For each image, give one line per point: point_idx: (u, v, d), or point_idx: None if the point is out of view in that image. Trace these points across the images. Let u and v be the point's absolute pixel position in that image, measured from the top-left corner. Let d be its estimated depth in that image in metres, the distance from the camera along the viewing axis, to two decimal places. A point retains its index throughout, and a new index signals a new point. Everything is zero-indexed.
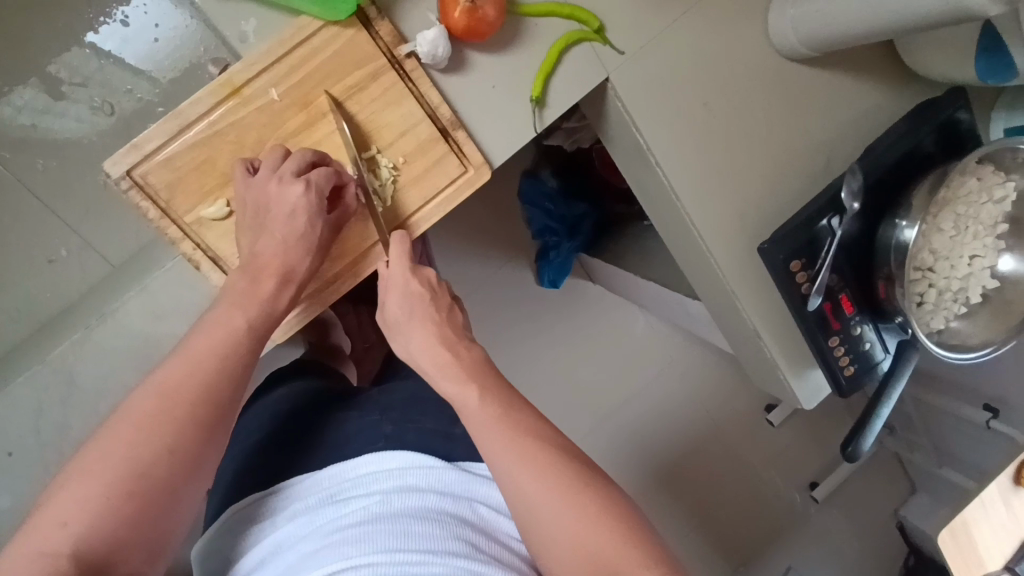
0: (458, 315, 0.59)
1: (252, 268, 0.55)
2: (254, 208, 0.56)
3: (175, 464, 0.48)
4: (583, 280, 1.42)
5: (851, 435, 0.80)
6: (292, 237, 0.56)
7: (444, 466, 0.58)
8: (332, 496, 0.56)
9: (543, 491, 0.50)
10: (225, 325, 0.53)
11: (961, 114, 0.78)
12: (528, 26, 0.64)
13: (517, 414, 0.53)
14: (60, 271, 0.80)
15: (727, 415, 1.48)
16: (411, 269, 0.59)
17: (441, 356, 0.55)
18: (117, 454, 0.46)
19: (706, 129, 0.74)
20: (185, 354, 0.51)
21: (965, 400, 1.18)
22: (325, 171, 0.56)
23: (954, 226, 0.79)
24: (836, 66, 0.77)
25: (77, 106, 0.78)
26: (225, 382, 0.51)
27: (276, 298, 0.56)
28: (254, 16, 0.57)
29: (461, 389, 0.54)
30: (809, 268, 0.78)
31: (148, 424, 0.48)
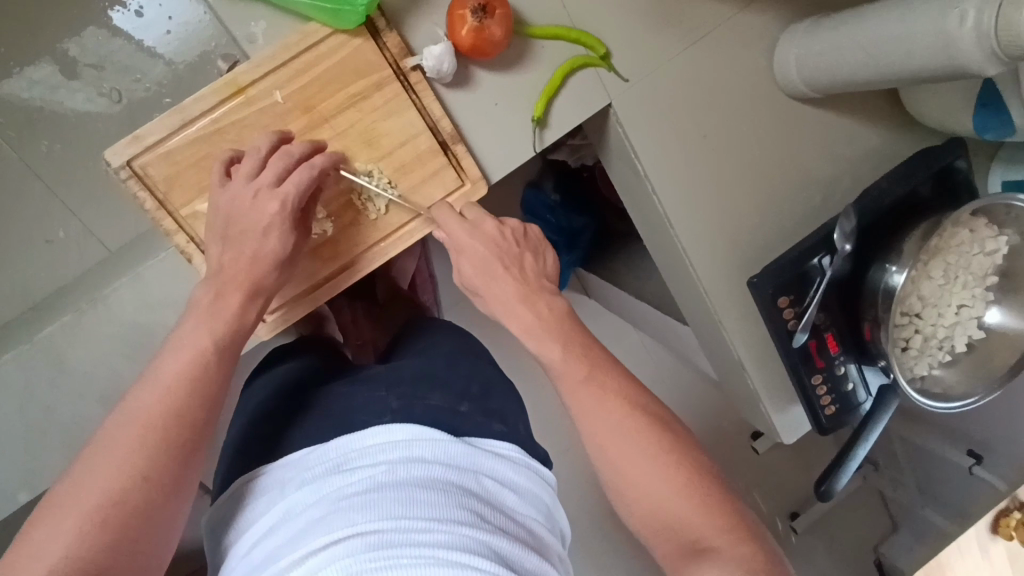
0: (529, 260, 0.62)
1: (219, 279, 0.54)
2: (221, 215, 0.55)
3: (153, 492, 0.45)
4: (581, 294, 1.48)
5: (828, 470, 0.79)
6: (262, 251, 0.55)
7: (451, 440, 0.57)
8: (338, 465, 0.55)
9: (627, 448, 0.52)
10: (191, 345, 0.51)
11: (958, 163, 0.78)
12: (534, 47, 0.65)
13: (605, 377, 0.56)
14: (56, 253, 0.82)
15: (712, 440, 1.48)
16: (473, 228, 0.61)
17: (521, 314, 0.59)
18: (93, 486, 0.43)
19: (703, 162, 0.75)
20: (161, 381, 0.49)
21: (951, 440, 1.18)
22: (303, 174, 0.56)
23: (943, 275, 0.80)
24: (838, 107, 0.78)
25: (85, 89, 0.79)
26: (199, 402, 0.49)
27: (245, 314, 0.55)
28: (264, 18, 0.58)
29: (544, 347, 0.57)
30: (797, 305, 0.79)
31: (123, 453, 0.45)
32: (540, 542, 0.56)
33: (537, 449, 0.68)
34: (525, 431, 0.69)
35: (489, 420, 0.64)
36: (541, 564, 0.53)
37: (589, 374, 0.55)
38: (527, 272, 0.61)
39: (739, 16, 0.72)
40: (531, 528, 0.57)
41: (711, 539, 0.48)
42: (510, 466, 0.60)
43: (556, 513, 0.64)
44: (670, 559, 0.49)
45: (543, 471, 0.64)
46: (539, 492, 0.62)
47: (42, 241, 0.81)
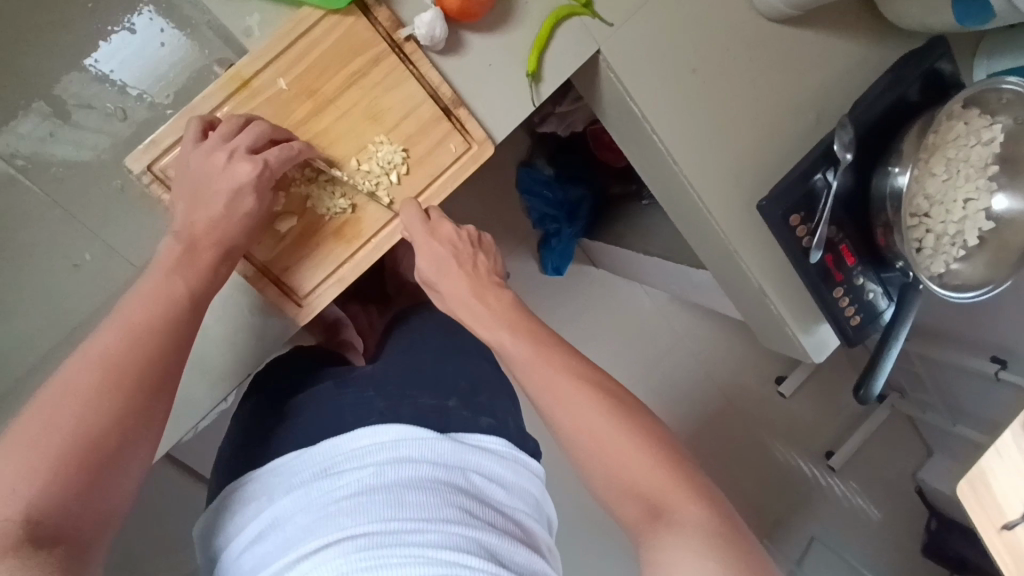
0: (482, 261, 0.69)
1: (186, 238, 0.57)
2: (199, 175, 0.57)
3: (127, 433, 0.48)
4: (587, 265, 1.46)
5: (863, 377, 0.81)
6: (233, 214, 0.58)
7: (439, 436, 0.58)
8: (326, 470, 0.55)
9: (583, 424, 0.57)
10: (162, 295, 0.54)
11: (943, 63, 0.80)
12: (519, 4, 0.67)
13: (560, 356, 0.61)
14: None
15: (737, 388, 1.52)
16: (429, 230, 0.65)
17: (473, 306, 0.66)
18: (63, 424, 0.46)
19: (696, 96, 0.76)
20: (126, 326, 0.52)
21: (972, 351, 1.19)
22: (281, 149, 0.58)
23: (946, 170, 0.82)
24: (820, 24, 0.80)
25: (89, 118, 0.73)
26: (169, 353, 0.53)
27: (215, 275, 0.58)
28: (258, 12, 0.59)
29: (495, 334, 0.64)
30: (809, 222, 0.81)
31: (95, 391, 0.48)
32: (528, 534, 0.57)
33: (527, 441, 0.69)
34: (515, 425, 0.69)
35: (477, 415, 0.65)
36: (530, 557, 0.54)
37: (537, 356, 0.61)
38: (480, 268, 0.68)
39: None
40: (521, 520, 0.58)
41: (670, 503, 0.53)
42: (500, 460, 0.61)
43: (544, 506, 0.65)
44: (637, 522, 0.54)
45: (531, 462, 0.65)
46: (527, 485, 0.62)
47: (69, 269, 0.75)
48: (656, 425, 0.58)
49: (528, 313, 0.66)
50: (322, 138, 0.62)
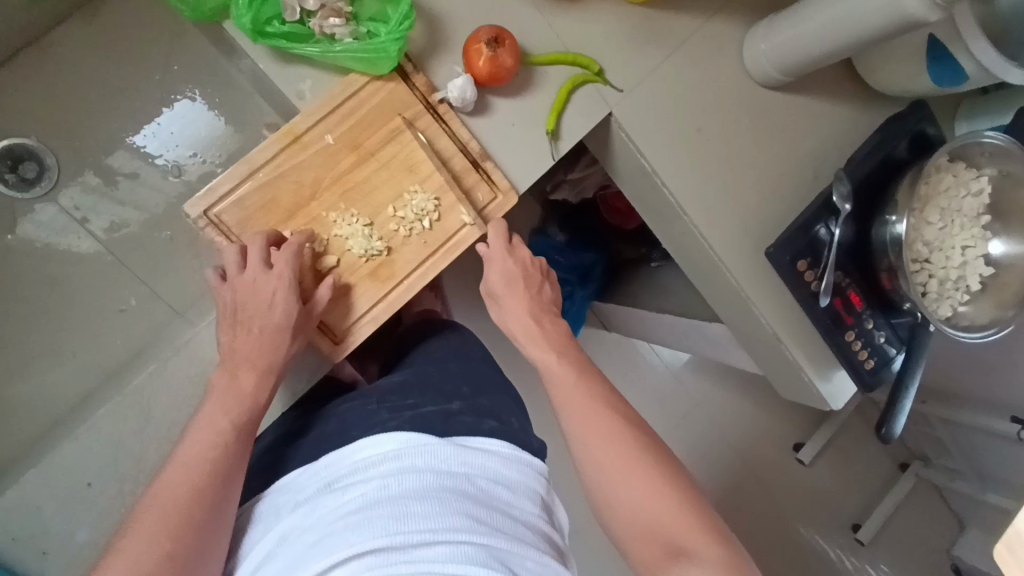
0: (547, 291, 0.73)
1: (233, 362, 0.61)
2: (231, 308, 0.62)
3: (178, 566, 0.50)
4: (600, 329, 1.50)
5: (884, 415, 0.81)
6: (268, 326, 0.62)
7: (441, 442, 0.59)
8: (330, 484, 0.57)
9: (608, 459, 0.58)
10: (220, 421, 0.58)
11: (926, 124, 0.88)
12: (539, 73, 0.75)
13: (590, 390, 0.63)
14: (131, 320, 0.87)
15: (754, 453, 1.50)
16: (508, 248, 0.71)
17: (532, 328, 0.70)
18: (121, 574, 0.48)
19: (701, 152, 0.83)
20: (181, 463, 0.54)
21: (991, 411, 1.18)
22: (291, 251, 0.63)
23: (940, 218, 0.86)
24: (810, 90, 0.88)
25: (148, 173, 0.89)
26: (218, 478, 0.54)
27: (258, 392, 0.61)
28: (309, 78, 0.66)
29: (545, 357, 0.67)
30: (816, 267, 0.85)
31: (183, 503, 0.52)
32: (542, 535, 0.59)
33: (532, 440, 0.70)
34: (520, 424, 0.71)
35: (481, 419, 0.66)
36: (542, 557, 0.55)
37: (577, 381, 0.65)
38: (543, 294, 0.73)
39: (708, 26, 0.82)
40: (531, 522, 0.59)
41: (690, 541, 0.53)
42: (508, 462, 0.62)
43: (553, 505, 0.66)
44: (651, 562, 0.54)
45: (537, 462, 0.66)
46: (533, 482, 0.64)
47: (115, 310, 0.87)
48: (679, 467, 0.60)
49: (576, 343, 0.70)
50: (361, 188, 0.67)
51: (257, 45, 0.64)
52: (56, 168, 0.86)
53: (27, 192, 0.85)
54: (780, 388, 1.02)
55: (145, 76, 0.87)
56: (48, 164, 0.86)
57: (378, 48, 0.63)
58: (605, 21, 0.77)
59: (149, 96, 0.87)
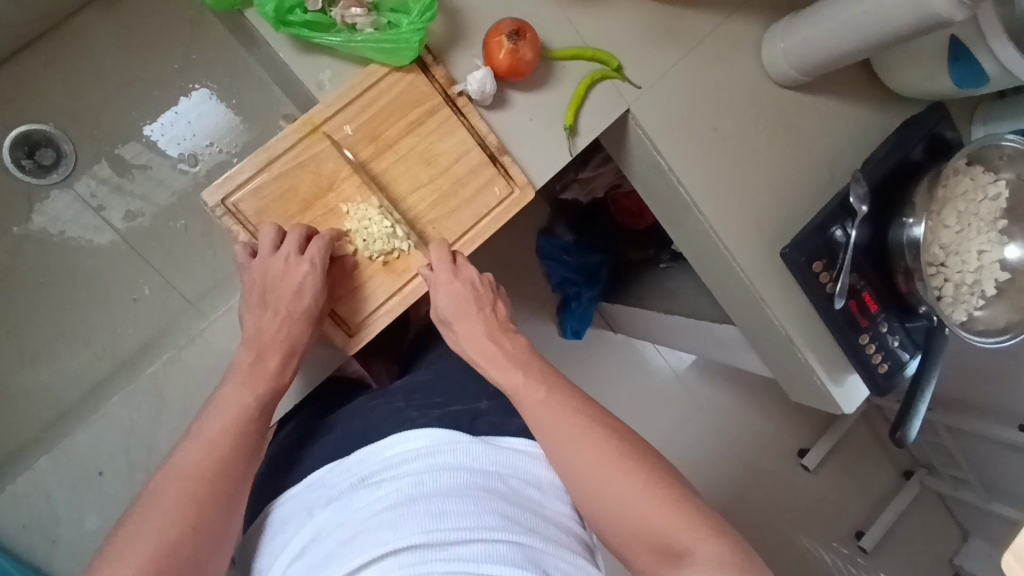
0: (499, 309, 0.68)
1: (256, 347, 0.62)
2: (259, 289, 0.62)
3: (197, 539, 0.52)
4: (605, 329, 1.49)
5: (899, 420, 0.81)
6: (295, 313, 0.62)
7: (472, 440, 0.61)
8: (364, 479, 0.58)
9: (593, 465, 0.58)
10: (237, 403, 0.59)
11: (942, 127, 0.87)
12: (558, 68, 0.75)
13: (568, 402, 0.62)
14: (144, 309, 0.87)
15: (759, 458, 1.49)
16: (453, 268, 0.67)
17: (487, 348, 0.65)
18: (144, 539, 0.50)
19: (718, 152, 0.83)
20: (206, 441, 0.56)
21: (999, 419, 1.17)
22: (321, 243, 0.62)
23: (958, 222, 0.86)
24: (829, 91, 0.87)
25: (164, 161, 0.89)
26: (239, 461, 0.57)
27: (281, 374, 0.62)
28: (329, 67, 0.66)
29: (508, 375, 0.63)
30: (831, 269, 0.85)
31: (199, 476, 0.54)
32: (573, 535, 0.61)
33: None
34: None
35: (508, 418, 0.68)
36: (575, 558, 0.56)
37: (546, 396, 0.62)
38: (498, 312, 0.68)
39: (727, 25, 0.82)
40: (560, 521, 0.60)
41: (687, 542, 0.53)
42: (534, 461, 0.64)
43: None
44: (649, 565, 0.55)
45: None
46: (560, 483, 0.65)
47: (128, 299, 0.87)
48: (664, 465, 0.59)
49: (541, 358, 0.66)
50: (381, 179, 0.67)
51: (277, 33, 0.63)
52: (73, 155, 0.86)
53: (43, 179, 0.85)
54: (795, 397, 1.02)
55: (164, 64, 0.86)
56: (65, 151, 0.86)
57: (399, 39, 0.63)
58: (624, 18, 0.77)
59: (166, 84, 0.87)
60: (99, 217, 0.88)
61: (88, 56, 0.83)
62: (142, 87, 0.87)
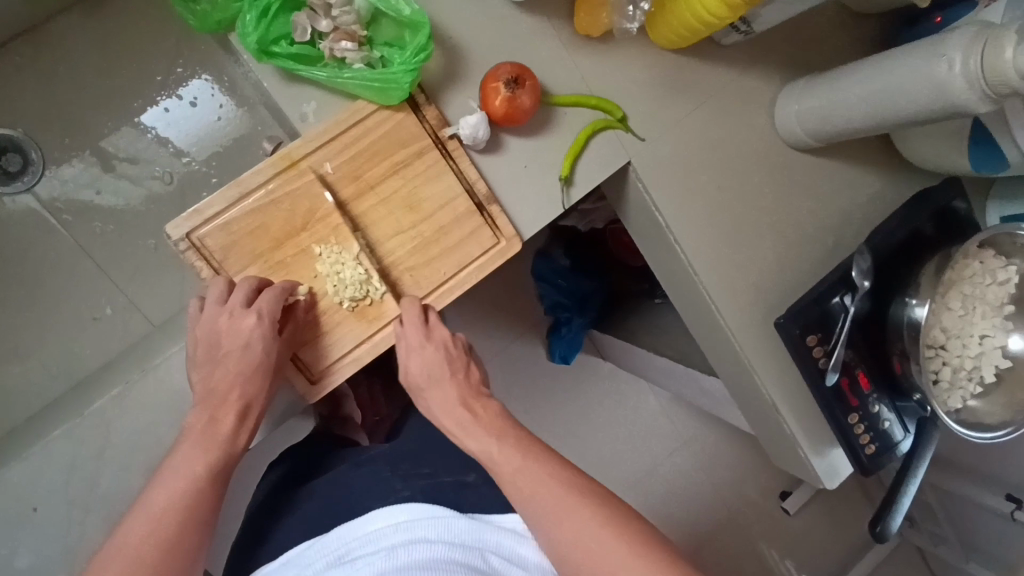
0: (474, 372, 0.66)
1: (211, 406, 0.58)
2: (208, 345, 0.59)
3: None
4: (594, 356, 1.43)
5: (879, 512, 0.78)
6: (247, 367, 0.59)
7: (454, 515, 0.62)
8: (343, 555, 0.60)
9: (570, 535, 0.54)
10: (184, 470, 0.55)
11: (957, 202, 0.82)
12: (559, 114, 0.71)
13: (540, 463, 0.59)
14: (105, 329, 0.87)
15: (739, 505, 1.42)
16: (425, 330, 0.64)
17: (462, 418, 0.62)
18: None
19: (718, 211, 0.79)
20: (152, 514, 0.52)
21: (982, 485, 1.12)
22: (272, 295, 0.59)
23: (962, 305, 0.82)
24: (842, 156, 0.84)
25: (140, 175, 0.87)
26: (187, 536, 0.52)
27: (235, 438, 0.58)
28: (314, 99, 0.63)
29: (480, 445, 0.60)
30: (826, 343, 0.81)
31: (137, 559, 0.50)
32: None
33: None
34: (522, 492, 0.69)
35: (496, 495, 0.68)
36: None
37: (523, 461, 0.58)
38: (472, 376, 0.65)
39: (740, 79, 0.78)
40: None
41: None
42: (521, 540, 0.64)
43: None
44: None
45: None
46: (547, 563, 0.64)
47: (90, 318, 0.87)
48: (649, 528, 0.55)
49: (517, 423, 0.63)
50: (361, 221, 0.65)
51: (261, 64, 0.60)
52: (40, 163, 0.84)
53: (7, 185, 0.83)
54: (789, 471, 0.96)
55: (146, 78, 0.85)
56: (32, 159, 0.83)
57: (390, 79, 0.60)
58: (633, 67, 0.73)
59: (143, 94, 0.85)
60: (62, 230, 0.86)
61: (69, 65, 0.82)
62: (119, 96, 0.85)
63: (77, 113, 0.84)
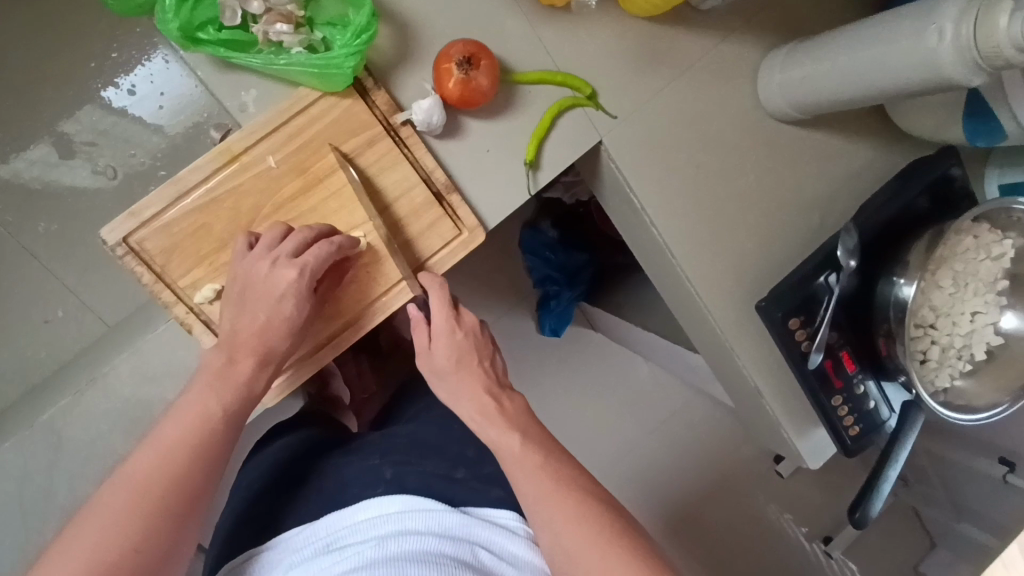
0: (498, 362, 0.64)
1: (229, 346, 0.56)
2: (243, 285, 0.56)
3: (144, 563, 0.47)
4: (586, 329, 1.36)
5: (859, 496, 0.77)
6: (275, 319, 0.56)
7: (446, 509, 0.60)
8: (329, 545, 0.57)
9: (576, 543, 0.51)
10: (197, 412, 0.53)
11: (954, 171, 0.77)
12: (522, 93, 0.66)
13: (557, 466, 0.56)
14: (56, 329, 0.89)
15: (733, 466, 1.32)
16: (454, 318, 0.62)
17: (488, 408, 0.59)
18: (79, 550, 0.45)
19: (697, 190, 0.75)
20: (159, 447, 0.51)
21: (977, 449, 1.02)
22: (324, 250, 0.56)
23: (953, 283, 0.78)
24: (830, 126, 0.79)
25: (83, 166, 0.87)
26: (195, 474, 0.51)
27: (253, 382, 0.56)
28: (254, 87, 0.59)
29: (504, 437, 0.57)
30: (809, 325, 0.77)
31: (123, 517, 0.47)
32: None
33: None
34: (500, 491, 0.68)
35: (488, 487, 0.68)
36: None
37: (541, 460, 0.56)
38: (495, 365, 0.63)
39: (721, 46, 0.73)
40: None
41: None
42: (512, 538, 0.62)
43: None
44: None
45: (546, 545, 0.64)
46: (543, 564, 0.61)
47: (40, 321, 0.89)
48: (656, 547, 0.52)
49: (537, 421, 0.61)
50: (312, 216, 0.60)
51: (191, 53, 0.56)
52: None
53: None
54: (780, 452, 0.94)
55: (80, 64, 0.84)
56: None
57: (329, 63, 0.55)
58: (601, 39, 0.68)
59: (82, 87, 0.85)
60: (5, 232, 0.86)
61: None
62: (58, 87, 0.84)
63: (21, 106, 0.84)
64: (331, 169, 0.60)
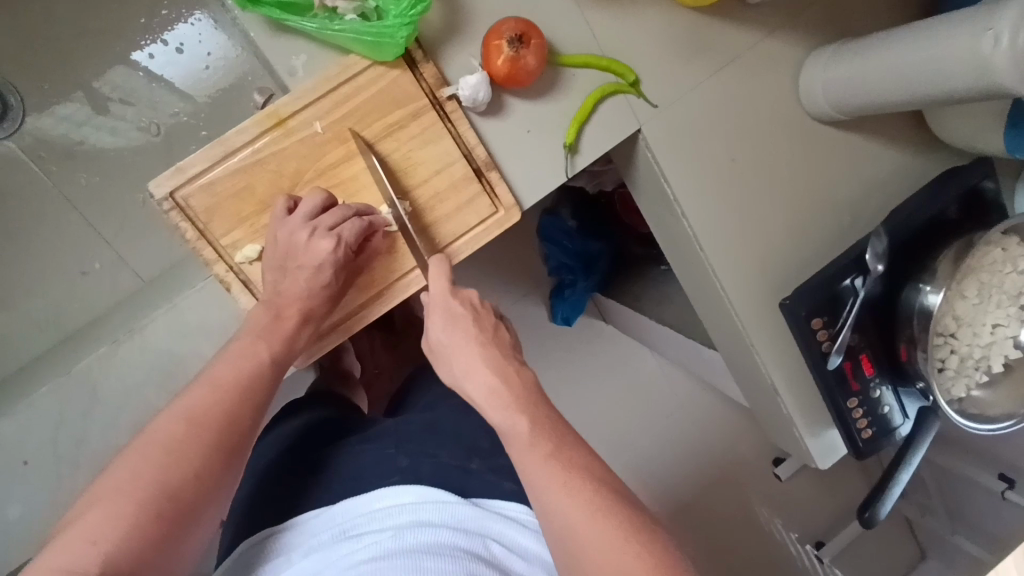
0: (505, 333, 0.61)
1: (275, 306, 0.58)
2: (285, 251, 0.57)
3: (201, 489, 0.48)
4: (596, 319, 1.35)
5: (870, 498, 0.78)
6: (315, 286, 0.58)
7: (460, 502, 0.61)
8: (346, 531, 0.58)
9: (556, 486, 0.50)
10: (250, 356, 0.55)
11: (986, 183, 0.77)
12: (566, 76, 0.67)
13: (548, 426, 0.54)
14: (92, 282, 0.90)
15: (737, 464, 1.33)
16: (452, 291, 0.61)
17: (495, 380, 0.56)
18: (143, 474, 0.46)
19: (731, 184, 0.75)
20: (211, 383, 0.53)
21: (978, 464, 1.02)
22: (357, 224, 0.58)
23: (978, 293, 0.78)
24: (867, 129, 0.79)
25: (124, 121, 0.89)
26: (248, 410, 0.53)
27: (295, 338, 0.59)
28: (305, 52, 0.59)
29: (505, 412, 0.54)
30: (831, 326, 0.77)
31: (173, 448, 0.48)
32: None
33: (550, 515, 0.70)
34: (512, 483, 0.69)
35: (500, 479, 0.69)
36: None
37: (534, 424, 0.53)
38: (500, 337, 0.60)
39: (766, 42, 0.73)
40: None
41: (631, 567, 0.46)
42: (523, 531, 0.63)
43: None
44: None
45: None
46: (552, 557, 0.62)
47: (78, 271, 0.90)
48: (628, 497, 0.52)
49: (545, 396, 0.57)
50: (351, 185, 0.61)
51: (248, 14, 0.57)
52: (19, 109, 0.86)
53: None
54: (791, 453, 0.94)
55: (130, 20, 0.86)
56: (11, 104, 0.85)
57: (383, 32, 0.56)
58: (648, 27, 0.68)
59: (128, 41, 0.87)
60: (45, 179, 0.88)
61: (42, 7, 0.83)
62: (104, 41, 0.86)
63: (67, 57, 0.85)
64: (359, 151, 0.61)
